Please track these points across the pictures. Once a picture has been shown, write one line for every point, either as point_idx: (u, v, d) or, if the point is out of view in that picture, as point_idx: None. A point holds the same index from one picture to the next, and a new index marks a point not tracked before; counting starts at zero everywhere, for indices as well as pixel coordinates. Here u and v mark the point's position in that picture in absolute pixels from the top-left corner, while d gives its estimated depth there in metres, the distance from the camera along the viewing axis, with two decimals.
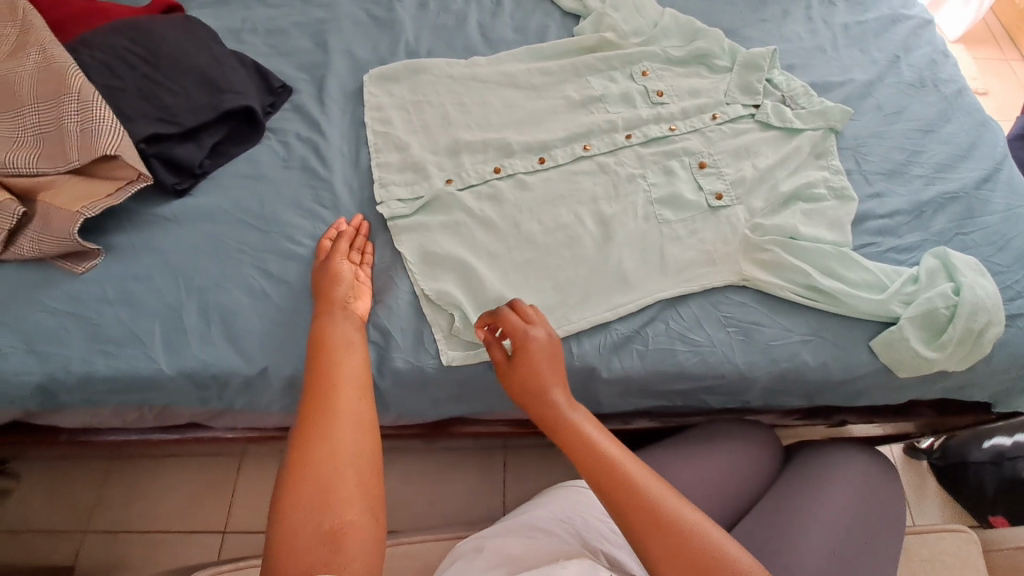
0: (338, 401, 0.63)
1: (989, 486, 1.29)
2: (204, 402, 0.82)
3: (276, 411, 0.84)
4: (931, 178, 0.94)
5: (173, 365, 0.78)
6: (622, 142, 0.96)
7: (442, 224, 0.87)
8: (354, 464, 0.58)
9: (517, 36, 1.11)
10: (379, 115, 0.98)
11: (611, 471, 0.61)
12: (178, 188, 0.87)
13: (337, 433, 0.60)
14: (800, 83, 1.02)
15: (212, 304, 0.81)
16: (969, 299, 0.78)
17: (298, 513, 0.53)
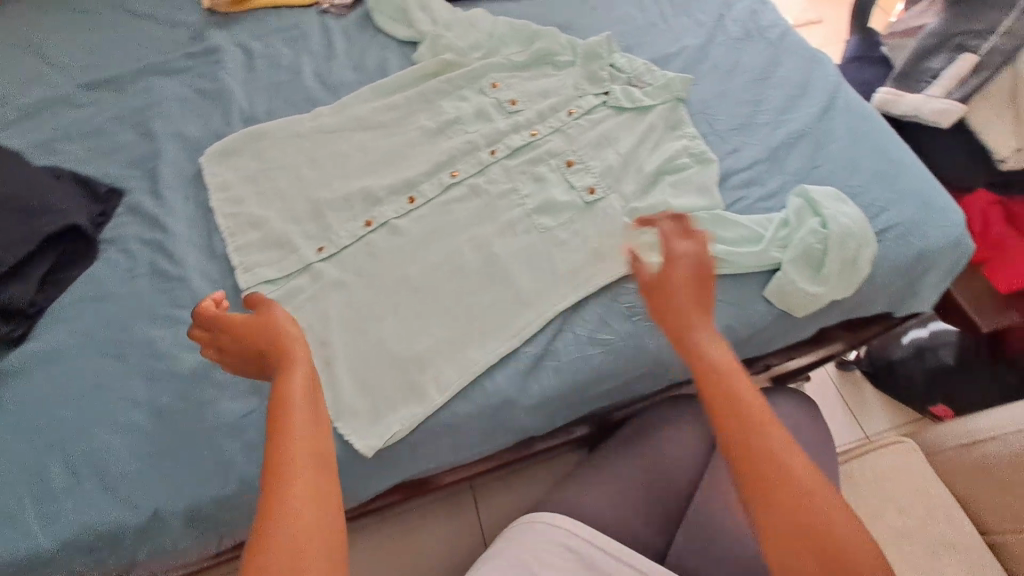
0: (310, 464, 0.51)
1: (918, 379, 1.37)
2: (100, 565, 0.72)
3: (188, 546, 0.75)
4: (777, 122, 0.98)
5: (47, 537, 0.68)
6: (487, 160, 0.94)
7: (320, 294, 0.81)
8: (315, 525, 0.47)
9: (357, 76, 1.07)
10: (228, 195, 0.91)
11: (764, 460, 0.52)
12: (13, 336, 0.77)
13: (291, 502, 0.47)
14: (641, 61, 1.04)
15: (79, 454, 0.71)
16: (836, 230, 0.81)
17: None
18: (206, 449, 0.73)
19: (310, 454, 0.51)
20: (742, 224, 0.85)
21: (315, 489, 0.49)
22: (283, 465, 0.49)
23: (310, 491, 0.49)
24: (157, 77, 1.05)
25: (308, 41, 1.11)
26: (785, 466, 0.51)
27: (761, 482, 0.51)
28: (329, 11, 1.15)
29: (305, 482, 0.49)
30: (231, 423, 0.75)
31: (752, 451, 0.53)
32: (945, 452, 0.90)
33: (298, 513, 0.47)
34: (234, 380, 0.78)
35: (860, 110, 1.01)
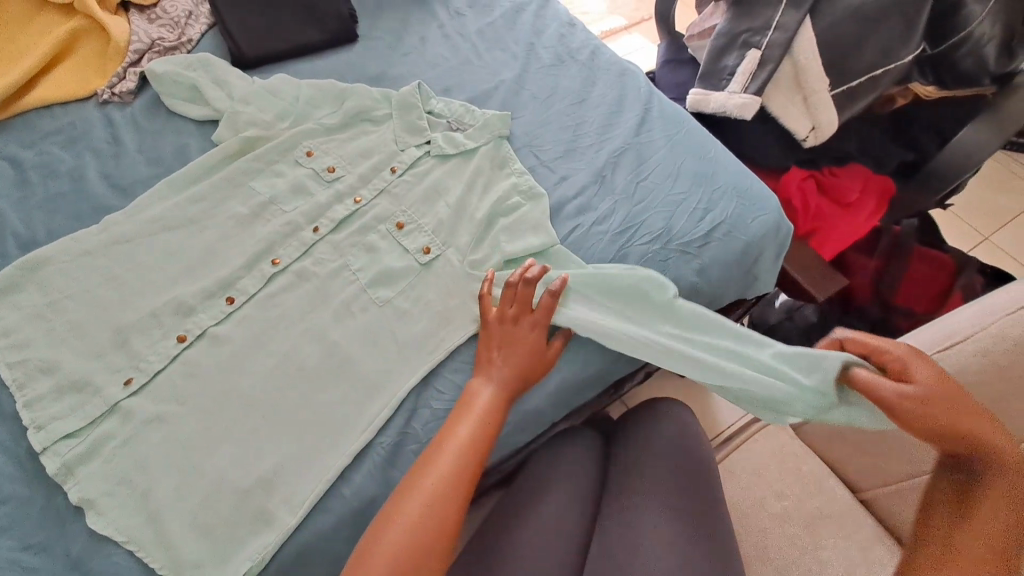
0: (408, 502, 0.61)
1: (795, 339, 1.42)
2: None
3: None
4: (600, 143, 1.00)
5: None
6: (312, 240, 0.88)
7: (134, 436, 0.71)
8: (417, 525, 0.60)
9: (154, 169, 0.97)
10: (7, 340, 0.78)
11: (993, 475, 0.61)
12: None
13: (426, 496, 0.61)
14: (457, 102, 1.04)
15: None
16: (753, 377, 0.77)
17: None
18: None
19: (463, 461, 0.65)
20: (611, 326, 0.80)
21: (448, 486, 0.63)
22: (432, 488, 0.62)
23: (434, 494, 0.62)
24: None
25: (90, 139, 1.00)
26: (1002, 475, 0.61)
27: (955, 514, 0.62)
28: (110, 101, 1.05)
29: (448, 477, 0.63)
30: None
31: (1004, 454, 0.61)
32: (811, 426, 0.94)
33: (423, 513, 0.60)
34: (46, 563, 0.66)
35: (674, 117, 1.05)
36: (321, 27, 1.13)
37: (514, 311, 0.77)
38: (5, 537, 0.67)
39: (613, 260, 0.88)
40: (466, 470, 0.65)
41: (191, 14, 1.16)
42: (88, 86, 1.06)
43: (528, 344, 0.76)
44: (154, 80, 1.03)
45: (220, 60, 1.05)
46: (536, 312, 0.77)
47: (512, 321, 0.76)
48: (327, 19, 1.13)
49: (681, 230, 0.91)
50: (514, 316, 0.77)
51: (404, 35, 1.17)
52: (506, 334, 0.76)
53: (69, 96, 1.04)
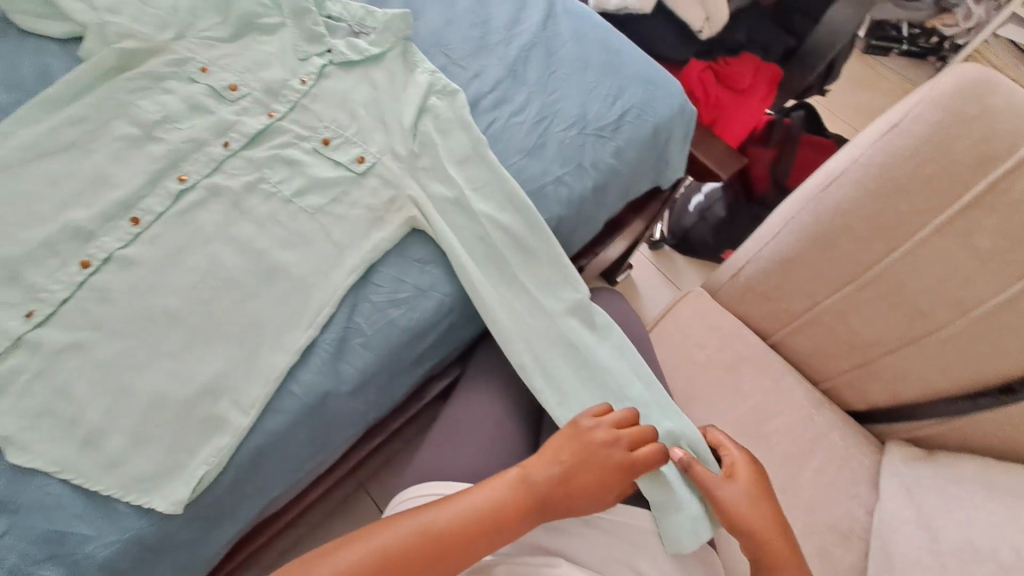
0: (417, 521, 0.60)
1: (709, 237, 1.58)
2: None
3: None
4: (509, 38, 0.98)
5: None
6: (223, 154, 0.82)
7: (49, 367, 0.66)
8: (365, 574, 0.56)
9: (14, 95, 0.85)
10: None
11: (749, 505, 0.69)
12: None
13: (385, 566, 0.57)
14: (358, 5, 0.97)
15: None
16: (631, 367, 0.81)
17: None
18: None
19: (457, 552, 0.59)
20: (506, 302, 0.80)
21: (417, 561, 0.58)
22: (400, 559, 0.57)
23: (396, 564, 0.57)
24: None
25: None
26: (756, 511, 0.67)
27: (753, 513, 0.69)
28: None
29: (419, 553, 0.58)
30: None
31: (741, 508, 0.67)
32: (725, 292, 1.01)
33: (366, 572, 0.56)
34: None
35: (578, 10, 1.06)
36: None
37: (597, 429, 0.67)
38: None
39: (533, 148, 0.88)
40: (453, 556, 0.59)
41: None
42: None
43: (593, 471, 0.65)
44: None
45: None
46: (618, 449, 0.66)
47: (605, 447, 0.65)
48: None
49: (595, 116, 0.93)
50: (592, 437, 0.66)
51: None
52: (584, 467, 0.65)
53: None
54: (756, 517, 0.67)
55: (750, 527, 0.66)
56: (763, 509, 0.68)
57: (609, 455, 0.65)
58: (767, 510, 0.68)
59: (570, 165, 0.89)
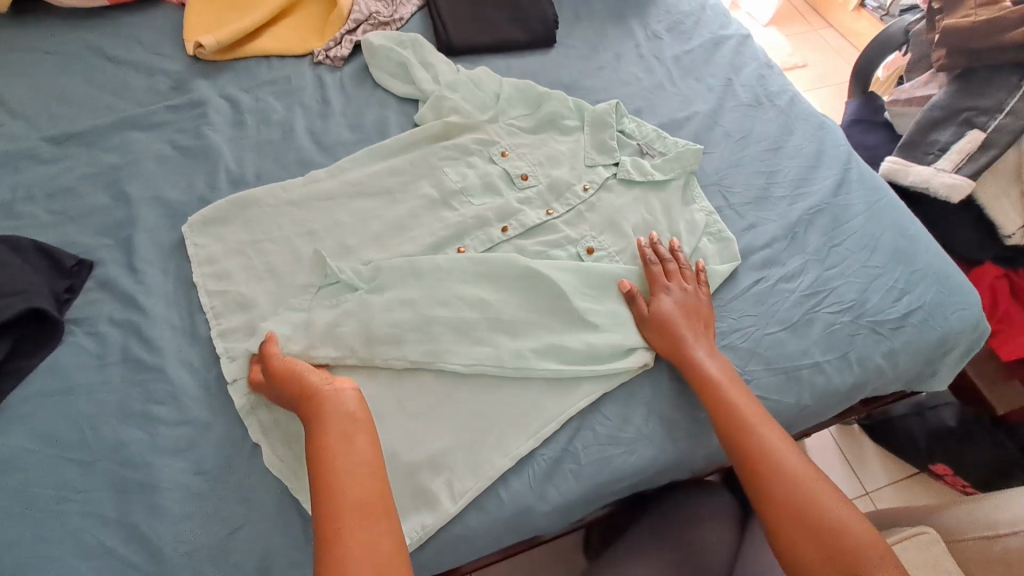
0: (342, 485, 0.59)
1: (920, 439, 1.25)
2: None
3: None
4: (795, 195, 0.95)
5: None
6: (499, 238, 0.89)
7: None
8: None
9: (355, 134, 1.03)
10: (210, 269, 0.84)
11: (759, 441, 0.68)
12: None
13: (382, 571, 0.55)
14: (650, 127, 1.02)
15: None
16: None
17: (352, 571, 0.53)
18: None
19: (362, 476, 0.60)
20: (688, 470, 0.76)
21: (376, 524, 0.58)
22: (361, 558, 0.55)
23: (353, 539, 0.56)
24: (135, 132, 1.00)
25: (302, 96, 1.07)
26: (725, 391, 0.72)
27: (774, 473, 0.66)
28: (323, 63, 1.11)
29: (386, 539, 0.57)
30: (217, 543, 0.65)
31: (737, 433, 0.69)
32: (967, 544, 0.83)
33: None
34: (216, 490, 0.68)
35: (875, 183, 0.99)
36: (527, 29, 1.14)
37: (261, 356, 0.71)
38: (185, 457, 0.70)
39: (797, 323, 0.81)
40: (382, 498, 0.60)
41: None
42: (304, 44, 1.12)
43: (352, 409, 0.64)
44: (367, 51, 1.09)
45: (429, 44, 1.11)
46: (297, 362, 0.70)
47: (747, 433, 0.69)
48: (533, 19, 1.14)
49: (875, 308, 0.84)
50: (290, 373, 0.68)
51: (600, 47, 1.16)
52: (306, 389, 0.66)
53: (287, 52, 1.11)
54: (756, 459, 0.67)
55: (776, 481, 0.66)
56: (770, 451, 0.68)
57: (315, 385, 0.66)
58: (766, 426, 0.70)
59: (833, 354, 0.80)
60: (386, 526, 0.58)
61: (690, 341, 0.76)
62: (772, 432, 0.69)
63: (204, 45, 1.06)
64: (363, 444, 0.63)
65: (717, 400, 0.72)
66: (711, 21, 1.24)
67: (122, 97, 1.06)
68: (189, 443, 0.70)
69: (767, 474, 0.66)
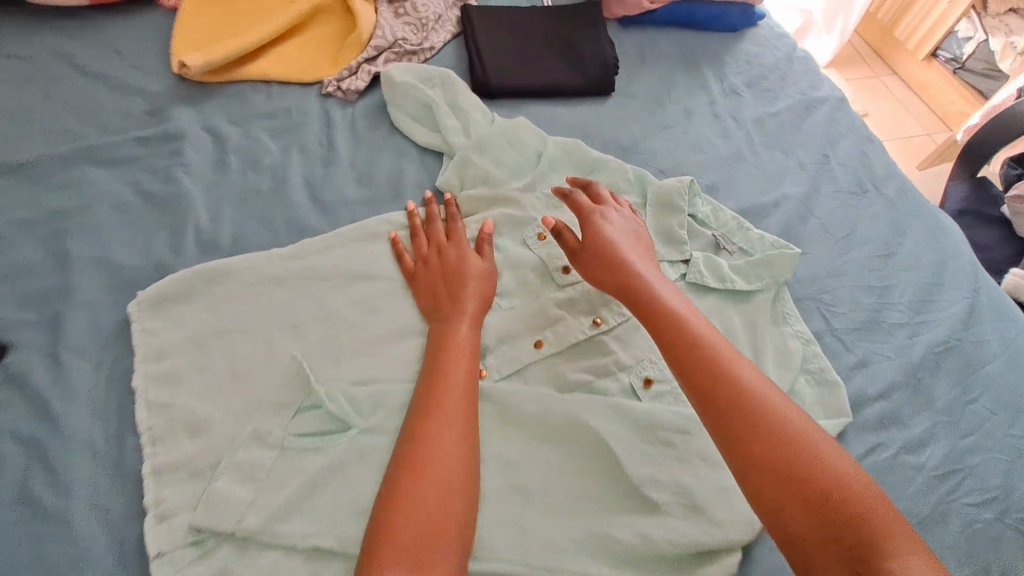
0: (449, 372, 0.62)
1: None
2: None
3: None
4: (914, 325, 0.75)
5: None
6: (531, 356, 0.70)
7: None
8: (425, 528, 0.51)
9: (362, 190, 0.83)
10: (157, 371, 0.65)
11: (720, 364, 0.58)
12: None
13: (426, 497, 0.53)
14: (729, 211, 0.82)
15: None
16: None
17: (423, 482, 0.54)
18: None
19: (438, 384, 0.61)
20: None
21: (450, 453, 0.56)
22: (423, 459, 0.55)
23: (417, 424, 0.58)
24: (91, 168, 0.81)
25: (302, 135, 0.87)
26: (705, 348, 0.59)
27: (745, 420, 0.54)
28: (333, 95, 0.92)
29: (449, 440, 0.57)
30: None
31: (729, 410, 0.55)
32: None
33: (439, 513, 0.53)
34: None
35: (1013, 311, 0.78)
36: (581, 73, 0.94)
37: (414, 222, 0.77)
38: None
39: (925, 519, 0.61)
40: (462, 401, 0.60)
41: (440, 18, 1.00)
42: (314, 72, 0.94)
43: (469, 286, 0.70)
44: (387, 88, 0.90)
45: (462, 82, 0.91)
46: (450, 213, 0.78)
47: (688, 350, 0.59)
48: (590, 62, 0.94)
49: None
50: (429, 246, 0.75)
51: (668, 100, 0.95)
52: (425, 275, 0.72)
53: (293, 79, 0.93)
54: (773, 432, 0.52)
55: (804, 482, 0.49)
56: (791, 432, 0.52)
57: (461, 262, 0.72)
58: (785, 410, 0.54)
59: (979, 571, 0.59)
60: (467, 455, 0.57)
61: (637, 267, 0.69)
62: (751, 373, 0.57)
63: (190, 67, 0.87)
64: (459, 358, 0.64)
65: (735, 402, 0.55)
66: (801, 77, 1.03)
67: (83, 120, 0.87)
68: None
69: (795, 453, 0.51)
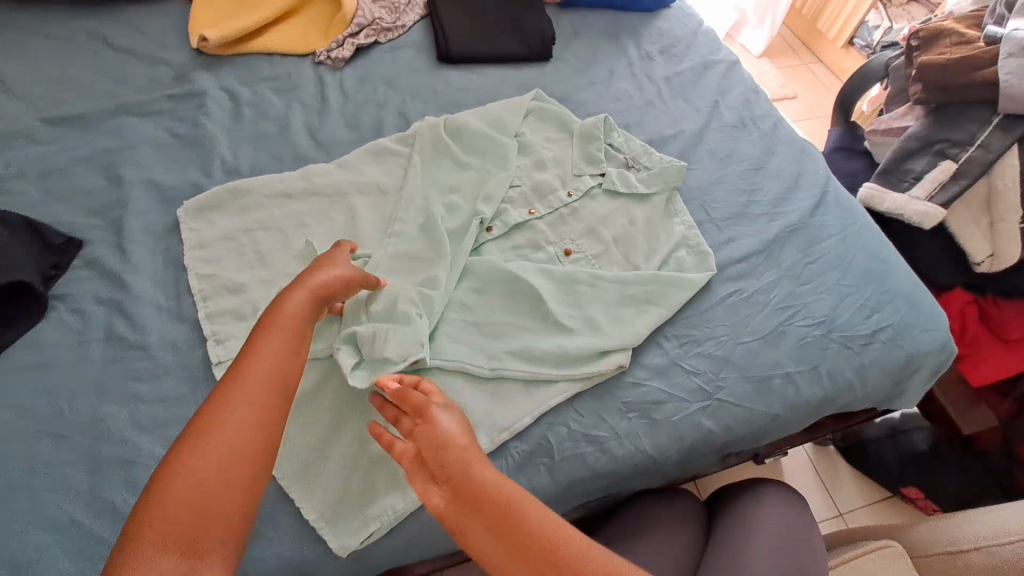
0: (271, 315, 0.66)
1: (891, 462, 1.25)
2: None
3: None
4: (773, 214, 1.00)
5: None
6: (484, 238, 0.92)
7: None
8: (238, 444, 0.56)
9: (351, 133, 1.05)
10: (202, 255, 0.86)
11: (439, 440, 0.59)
12: None
13: (231, 415, 0.57)
14: (638, 141, 1.05)
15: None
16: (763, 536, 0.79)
17: (237, 394, 0.58)
18: None
19: (276, 330, 0.65)
20: (643, 435, 0.79)
21: (247, 486, 0.55)
22: (247, 371, 0.60)
23: (252, 347, 0.63)
24: (130, 118, 1.01)
25: (301, 93, 1.09)
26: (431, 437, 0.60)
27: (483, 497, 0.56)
28: (324, 63, 1.14)
29: (279, 354, 0.63)
30: None
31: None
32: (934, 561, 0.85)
33: (227, 504, 0.53)
34: None
35: (851, 206, 1.04)
36: (524, 44, 1.18)
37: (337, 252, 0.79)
38: (164, 432, 0.73)
39: (769, 334, 0.87)
40: (265, 426, 0.58)
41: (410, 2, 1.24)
42: (308, 45, 1.15)
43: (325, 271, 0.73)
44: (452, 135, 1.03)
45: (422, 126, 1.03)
46: (344, 278, 0.75)
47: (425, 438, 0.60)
48: (532, 36, 1.19)
49: (845, 324, 0.90)
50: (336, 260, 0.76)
51: (595, 65, 1.20)
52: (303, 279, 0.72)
53: (291, 51, 1.14)
54: None
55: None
56: None
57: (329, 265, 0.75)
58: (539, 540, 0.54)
59: (799, 367, 0.86)
60: (289, 359, 0.64)
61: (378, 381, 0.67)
62: (489, 474, 0.58)
63: (208, 39, 1.08)
64: (278, 340, 0.64)
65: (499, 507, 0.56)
66: (703, 45, 1.28)
67: (119, 82, 1.06)
68: (175, 421, 0.74)
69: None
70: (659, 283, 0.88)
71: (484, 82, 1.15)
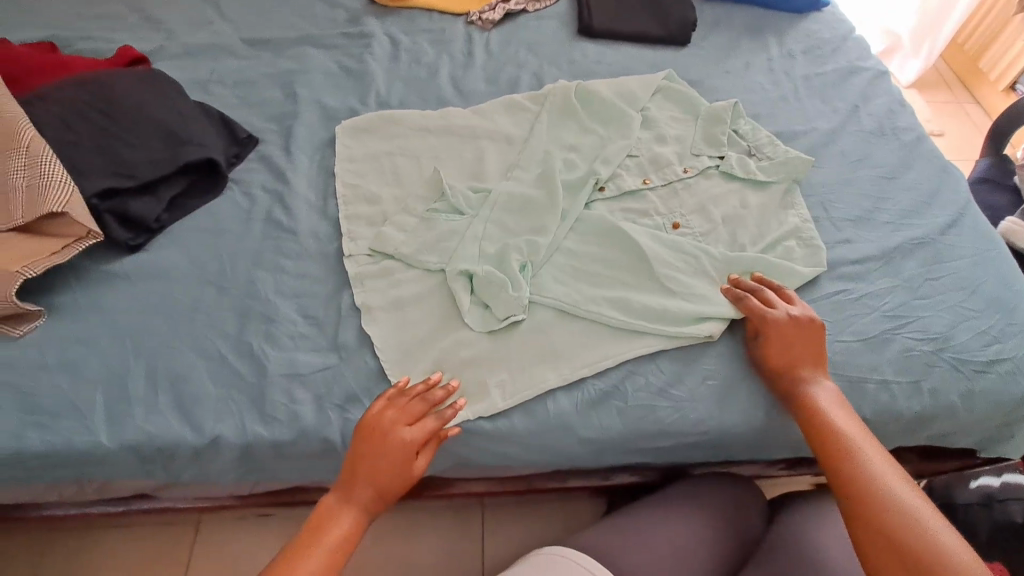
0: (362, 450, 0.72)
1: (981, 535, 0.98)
2: (151, 475, 0.78)
3: (228, 481, 0.80)
4: (898, 224, 0.96)
5: (115, 438, 0.73)
6: (596, 197, 0.97)
7: (405, 283, 0.86)
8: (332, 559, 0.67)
9: (489, 86, 1.14)
10: (350, 167, 0.98)
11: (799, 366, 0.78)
12: (132, 244, 0.86)
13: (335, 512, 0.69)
14: (764, 132, 1.05)
15: (161, 366, 0.77)
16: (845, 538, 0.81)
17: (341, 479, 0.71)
18: (274, 395, 0.77)
19: (366, 465, 0.71)
20: (719, 406, 0.81)
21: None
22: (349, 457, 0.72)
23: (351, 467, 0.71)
24: (310, 48, 1.17)
25: (452, 46, 1.20)
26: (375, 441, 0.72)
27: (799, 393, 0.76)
28: (476, 23, 1.24)
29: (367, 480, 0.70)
30: (308, 374, 0.79)
31: (853, 468, 0.69)
32: None
33: None
34: (314, 334, 0.83)
35: (989, 233, 0.97)
36: (665, 26, 1.22)
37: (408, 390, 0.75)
38: (298, 303, 0.85)
39: (872, 338, 0.85)
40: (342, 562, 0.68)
41: None
42: (465, 5, 1.26)
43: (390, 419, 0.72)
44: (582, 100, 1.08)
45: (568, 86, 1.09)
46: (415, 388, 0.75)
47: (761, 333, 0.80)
48: (675, 20, 1.22)
49: (961, 346, 0.85)
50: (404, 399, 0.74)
51: (732, 56, 1.21)
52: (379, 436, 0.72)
53: (449, 9, 1.26)
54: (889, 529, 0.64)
55: (913, 555, 0.61)
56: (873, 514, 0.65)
57: (396, 416, 0.73)
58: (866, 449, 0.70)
59: (900, 377, 0.82)
60: (374, 476, 0.71)
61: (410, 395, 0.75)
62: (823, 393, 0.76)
63: None
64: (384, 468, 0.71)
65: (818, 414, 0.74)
66: (851, 51, 1.24)
67: (305, 17, 1.23)
68: (307, 296, 0.86)
69: (906, 531, 0.63)
70: (763, 267, 0.88)
71: (619, 57, 1.20)
